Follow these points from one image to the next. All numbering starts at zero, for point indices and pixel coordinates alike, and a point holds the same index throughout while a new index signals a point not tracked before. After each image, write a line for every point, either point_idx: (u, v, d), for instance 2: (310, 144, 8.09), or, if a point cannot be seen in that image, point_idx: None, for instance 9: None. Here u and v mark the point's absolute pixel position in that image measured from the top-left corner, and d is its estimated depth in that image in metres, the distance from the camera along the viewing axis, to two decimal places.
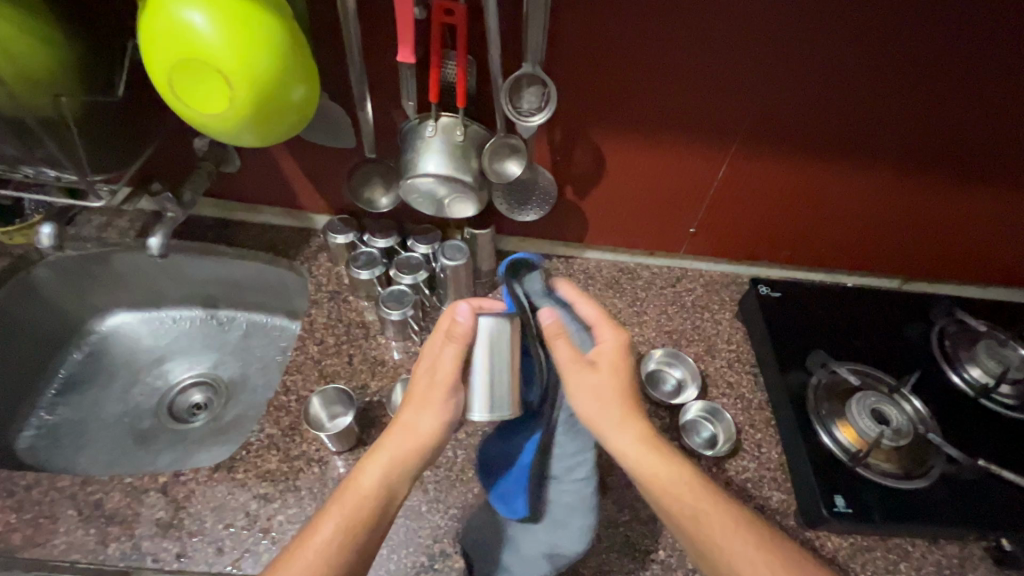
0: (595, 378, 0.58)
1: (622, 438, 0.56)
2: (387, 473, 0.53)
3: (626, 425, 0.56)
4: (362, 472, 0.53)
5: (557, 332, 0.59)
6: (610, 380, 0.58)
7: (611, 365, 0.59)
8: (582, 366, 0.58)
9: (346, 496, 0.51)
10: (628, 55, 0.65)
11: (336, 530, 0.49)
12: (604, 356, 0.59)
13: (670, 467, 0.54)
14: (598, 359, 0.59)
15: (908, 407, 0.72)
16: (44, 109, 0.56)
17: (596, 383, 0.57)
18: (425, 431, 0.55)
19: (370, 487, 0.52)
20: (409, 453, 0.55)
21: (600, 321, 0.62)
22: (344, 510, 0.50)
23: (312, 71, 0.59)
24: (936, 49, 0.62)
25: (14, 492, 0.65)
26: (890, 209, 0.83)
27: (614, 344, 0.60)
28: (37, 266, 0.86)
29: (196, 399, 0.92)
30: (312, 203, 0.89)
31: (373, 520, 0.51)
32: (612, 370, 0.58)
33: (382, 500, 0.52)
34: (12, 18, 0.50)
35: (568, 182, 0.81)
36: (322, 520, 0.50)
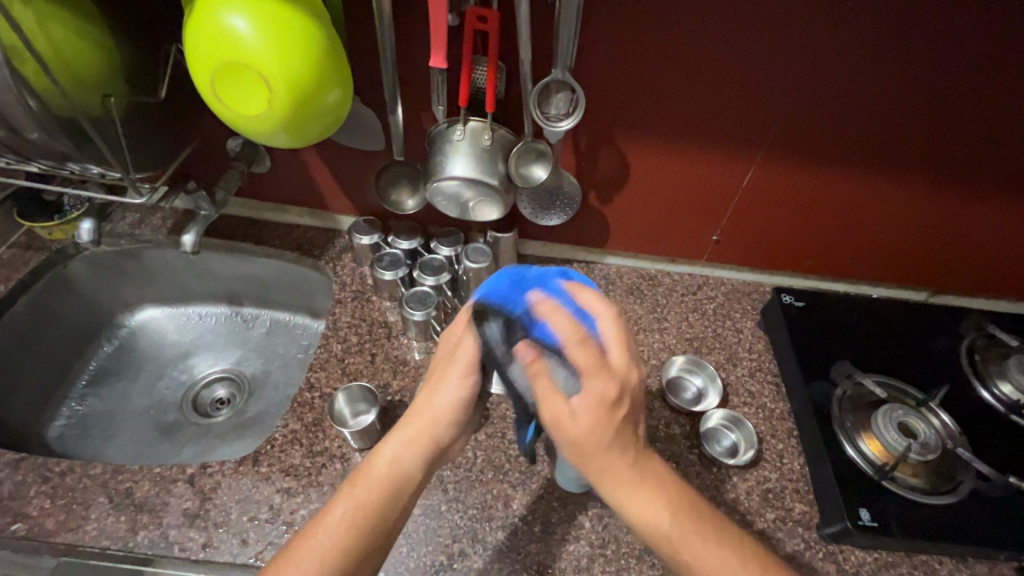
0: (570, 436, 0.47)
1: (609, 484, 0.49)
2: (400, 457, 0.53)
3: (611, 473, 0.48)
4: (377, 454, 0.54)
5: (535, 375, 0.48)
6: (595, 438, 0.47)
7: (597, 419, 0.46)
8: (561, 419, 0.47)
9: (361, 478, 0.52)
10: (656, 62, 0.66)
11: (347, 510, 0.50)
12: (589, 411, 0.46)
13: (654, 505, 0.48)
14: (581, 411, 0.46)
15: (935, 421, 0.71)
16: (92, 108, 0.58)
17: (575, 440, 0.47)
18: (440, 412, 0.56)
19: (383, 469, 0.53)
20: (424, 436, 0.55)
21: (591, 367, 0.46)
22: (357, 493, 0.51)
23: (346, 75, 0.61)
24: (968, 59, 0.62)
25: (49, 478, 0.67)
26: (917, 220, 0.82)
27: (601, 398, 0.46)
28: (73, 260, 0.89)
29: (219, 393, 0.94)
30: (338, 204, 0.91)
31: (383, 505, 0.51)
32: (600, 425, 0.46)
33: (395, 482, 0.52)
34: (65, 20, 0.53)
35: (591, 187, 0.81)
36: (335, 502, 0.51)
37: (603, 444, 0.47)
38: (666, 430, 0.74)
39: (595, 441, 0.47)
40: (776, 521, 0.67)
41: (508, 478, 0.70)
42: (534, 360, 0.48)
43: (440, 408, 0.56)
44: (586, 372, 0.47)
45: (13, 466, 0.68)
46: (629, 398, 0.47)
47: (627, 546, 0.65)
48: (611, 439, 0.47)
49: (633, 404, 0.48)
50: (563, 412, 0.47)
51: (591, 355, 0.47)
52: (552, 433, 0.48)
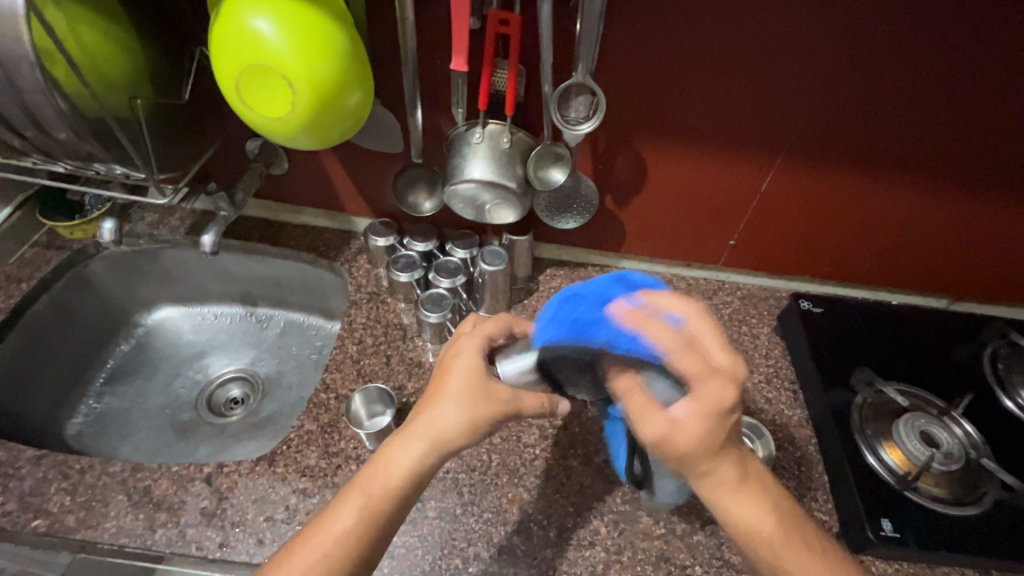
0: (680, 448, 0.46)
1: (708, 478, 0.47)
2: (416, 467, 0.50)
3: (716, 478, 0.47)
4: (391, 459, 0.50)
5: (635, 396, 0.49)
6: (705, 447, 0.46)
7: (709, 431, 0.45)
8: (668, 435, 0.46)
9: (373, 481, 0.50)
10: (679, 65, 0.65)
11: (359, 514, 0.49)
12: (701, 415, 0.45)
13: (757, 507, 0.48)
14: (691, 423, 0.45)
15: (958, 430, 0.70)
16: (120, 109, 0.59)
17: (687, 451, 0.46)
18: (461, 431, 0.51)
19: (398, 478, 0.50)
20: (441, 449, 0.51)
21: (697, 374, 0.46)
22: (367, 497, 0.49)
23: (368, 78, 0.61)
24: (996, 64, 0.61)
25: (69, 475, 0.68)
26: (941, 225, 0.80)
27: (711, 404, 0.45)
28: (93, 260, 0.90)
29: (234, 393, 0.95)
30: (354, 205, 0.91)
31: (394, 511, 0.50)
32: (711, 435, 0.45)
33: (407, 493, 0.50)
34: (93, 20, 0.54)
35: (608, 191, 0.81)
36: (345, 501, 0.49)
37: (710, 452, 0.46)
38: None
39: (705, 451, 0.46)
40: None
41: (524, 482, 0.69)
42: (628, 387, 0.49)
43: (460, 428, 0.51)
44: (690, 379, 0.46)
45: (34, 462, 0.69)
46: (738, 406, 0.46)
47: (644, 553, 0.64)
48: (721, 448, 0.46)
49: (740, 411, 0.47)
50: (672, 425, 0.46)
51: (697, 361, 0.47)
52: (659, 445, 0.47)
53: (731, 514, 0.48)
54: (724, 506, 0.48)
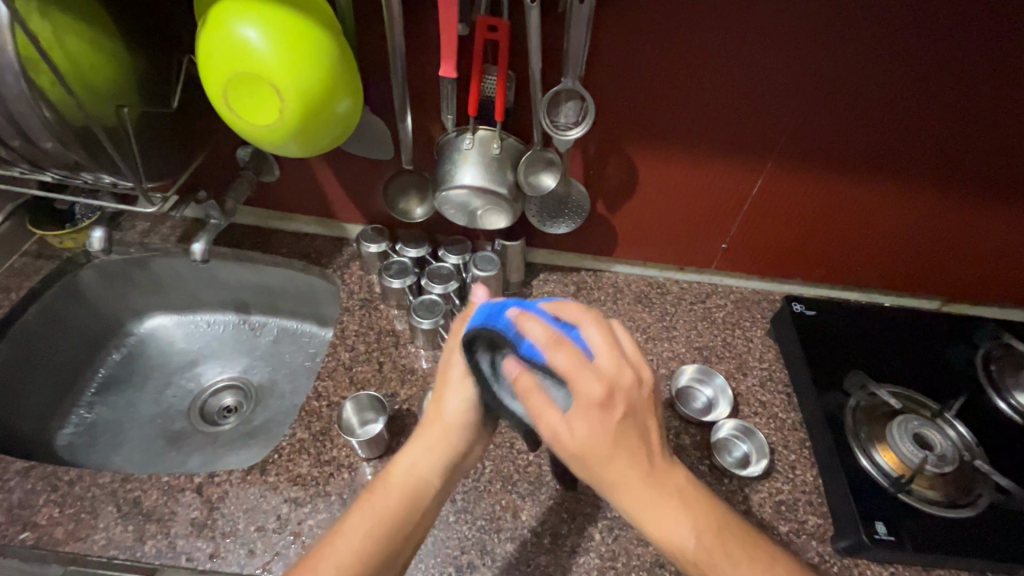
0: (576, 448, 0.45)
1: (624, 497, 0.47)
2: (417, 474, 0.54)
3: (626, 488, 0.46)
4: (394, 465, 0.55)
5: (529, 387, 0.46)
6: (595, 448, 0.45)
7: (593, 429, 0.45)
8: (556, 433, 0.46)
9: (379, 487, 0.54)
10: (667, 69, 0.66)
11: (368, 521, 0.52)
12: (582, 417, 0.45)
13: (678, 522, 0.47)
14: (576, 424, 0.45)
15: (951, 432, 0.70)
16: (107, 118, 0.59)
17: (577, 453, 0.46)
18: (450, 417, 0.56)
19: (403, 479, 0.54)
20: (439, 443, 0.56)
21: (577, 370, 0.45)
22: (377, 500, 0.53)
23: (356, 86, 0.62)
24: (982, 66, 0.62)
25: (58, 487, 0.67)
26: (929, 229, 0.81)
27: (592, 402, 0.45)
28: (83, 269, 0.89)
29: (227, 401, 0.94)
30: (345, 212, 0.91)
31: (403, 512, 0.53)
32: (597, 435, 0.45)
33: (415, 492, 0.54)
34: (79, 28, 0.54)
35: (599, 196, 0.81)
36: (355, 511, 0.53)
37: (604, 455, 0.45)
38: (677, 441, 0.73)
39: (597, 455, 0.45)
40: (789, 533, 0.66)
41: (517, 488, 0.69)
42: (521, 375, 0.47)
43: (450, 416, 0.56)
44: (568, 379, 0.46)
45: (23, 474, 0.68)
46: (620, 397, 0.46)
47: (639, 559, 0.64)
48: (614, 450, 0.46)
49: (630, 404, 0.46)
50: (558, 426, 0.46)
51: (572, 359, 0.45)
52: (554, 447, 0.47)
53: (653, 531, 0.48)
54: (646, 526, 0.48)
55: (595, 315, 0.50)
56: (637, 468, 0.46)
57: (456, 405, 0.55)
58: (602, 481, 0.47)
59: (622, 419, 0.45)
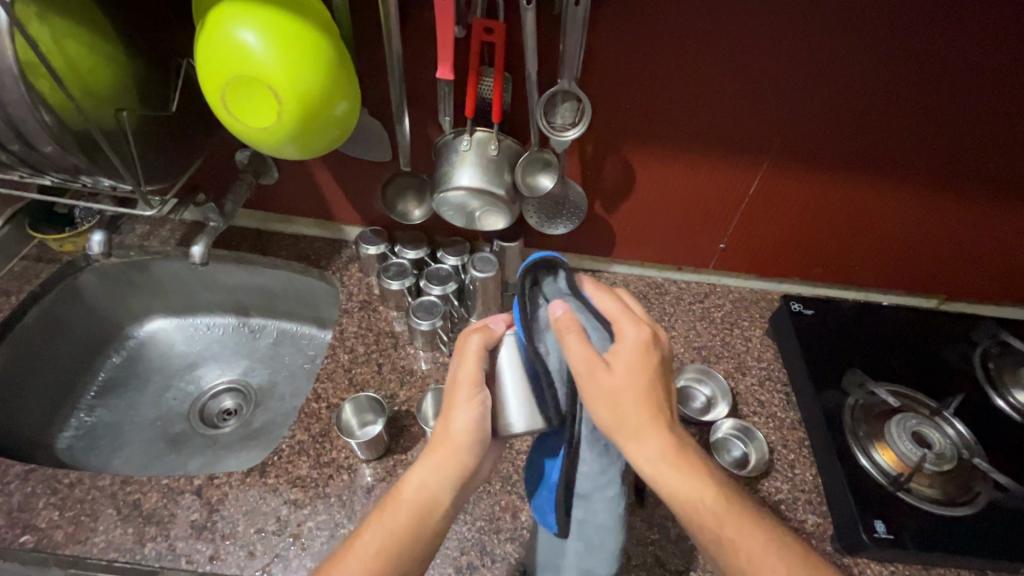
0: (610, 384, 0.47)
1: (645, 450, 0.47)
2: (430, 492, 0.51)
3: (646, 435, 0.47)
4: (406, 482, 0.52)
5: (569, 326, 0.48)
6: (629, 385, 0.47)
7: (631, 364, 0.48)
8: (592, 367, 0.47)
9: (389, 504, 0.51)
10: (664, 69, 0.66)
11: (379, 542, 0.49)
12: (622, 357, 0.48)
13: (693, 480, 0.47)
14: (615, 360, 0.48)
15: (950, 430, 0.70)
16: (106, 122, 0.59)
17: (609, 389, 0.47)
18: (459, 434, 0.52)
19: (415, 497, 0.51)
20: (449, 462, 0.52)
21: (621, 315, 0.51)
22: (387, 519, 0.50)
23: (353, 88, 0.62)
24: (977, 64, 0.62)
25: (58, 490, 0.67)
26: (926, 227, 0.81)
27: (638, 340, 0.49)
28: (83, 273, 0.89)
29: (227, 404, 0.94)
30: (344, 214, 0.91)
31: (416, 531, 0.50)
32: (634, 374, 0.48)
33: (426, 510, 0.51)
34: (75, 30, 0.54)
35: (597, 197, 0.81)
36: (366, 530, 0.50)
37: (636, 394, 0.47)
38: None
39: (629, 393, 0.47)
40: (789, 532, 0.66)
41: (516, 489, 0.69)
42: (564, 314, 0.49)
43: (459, 433, 0.52)
44: (613, 323, 0.51)
45: (23, 477, 0.68)
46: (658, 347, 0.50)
47: (638, 559, 0.64)
48: (646, 391, 0.48)
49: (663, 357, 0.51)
50: (597, 360, 0.47)
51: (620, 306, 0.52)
52: (584, 386, 0.47)
53: (668, 488, 0.47)
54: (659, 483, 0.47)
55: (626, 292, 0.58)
56: (659, 418, 0.48)
57: (465, 422, 0.52)
58: (623, 426, 0.47)
59: (659, 364, 0.49)
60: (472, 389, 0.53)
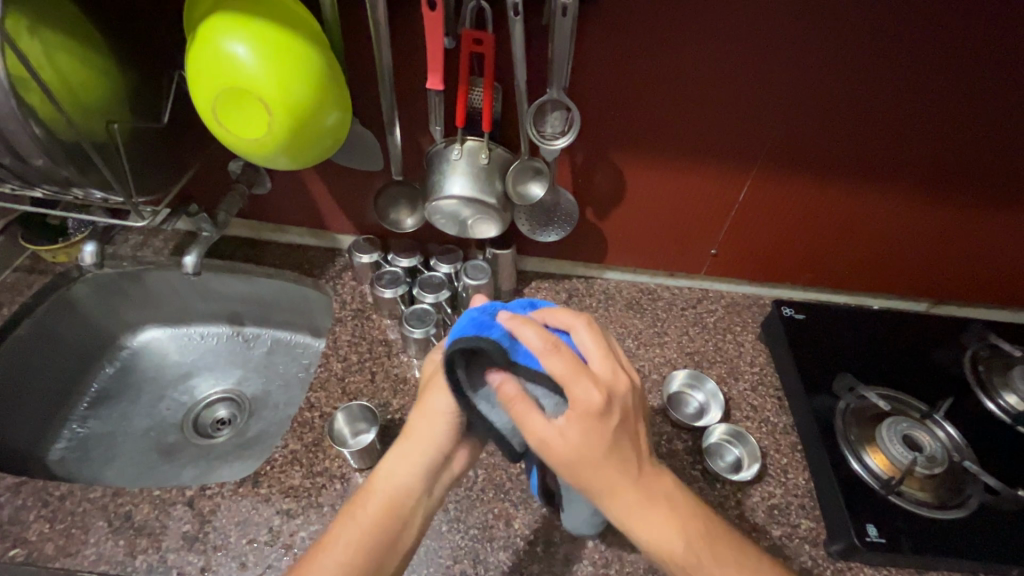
0: (568, 455, 0.47)
1: (615, 505, 0.49)
2: (400, 480, 0.55)
3: (613, 494, 0.48)
4: (379, 474, 0.56)
5: (514, 395, 0.48)
6: (585, 452, 0.47)
7: (585, 433, 0.46)
8: (544, 440, 0.47)
9: (362, 496, 0.55)
10: (652, 78, 0.67)
11: (352, 534, 0.52)
12: (577, 424, 0.46)
13: (665, 527, 0.49)
14: (568, 428, 0.47)
15: (940, 433, 0.71)
16: (97, 134, 0.59)
17: (566, 459, 0.47)
18: (435, 417, 0.57)
19: (386, 486, 0.55)
20: (423, 444, 0.56)
21: (572, 378, 0.46)
22: (360, 512, 0.54)
23: (344, 98, 0.62)
24: (958, 72, 0.63)
25: (49, 502, 0.67)
26: (914, 232, 0.82)
27: (588, 409, 0.46)
28: (76, 283, 0.89)
29: (220, 414, 0.94)
30: (337, 223, 0.91)
31: (388, 519, 0.53)
32: (591, 442, 0.47)
33: (397, 498, 0.55)
34: (68, 45, 0.54)
35: (589, 204, 0.82)
36: (340, 523, 0.53)
37: (594, 458, 0.47)
38: (669, 446, 0.73)
39: (588, 459, 0.47)
40: (782, 538, 0.66)
41: (510, 496, 0.69)
42: (505, 384, 0.48)
43: (435, 417, 0.57)
44: (564, 385, 0.47)
45: (14, 490, 0.68)
46: (617, 405, 0.48)
47: (631, 565, 0.64)
48: (605, 455, 0.47)
49: (624, 411, 0.48)
50: (548, 432, 0.47)
51: (569, 363, 0.47)
52: (541, 453, 0.48)
53: (644, 538, 0.49)
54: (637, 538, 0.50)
55: (587, 322, 0.52)
56: (623, 474, 0.48)
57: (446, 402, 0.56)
58: (586, 484, 0.48)
59: (617, 425, 0.47)
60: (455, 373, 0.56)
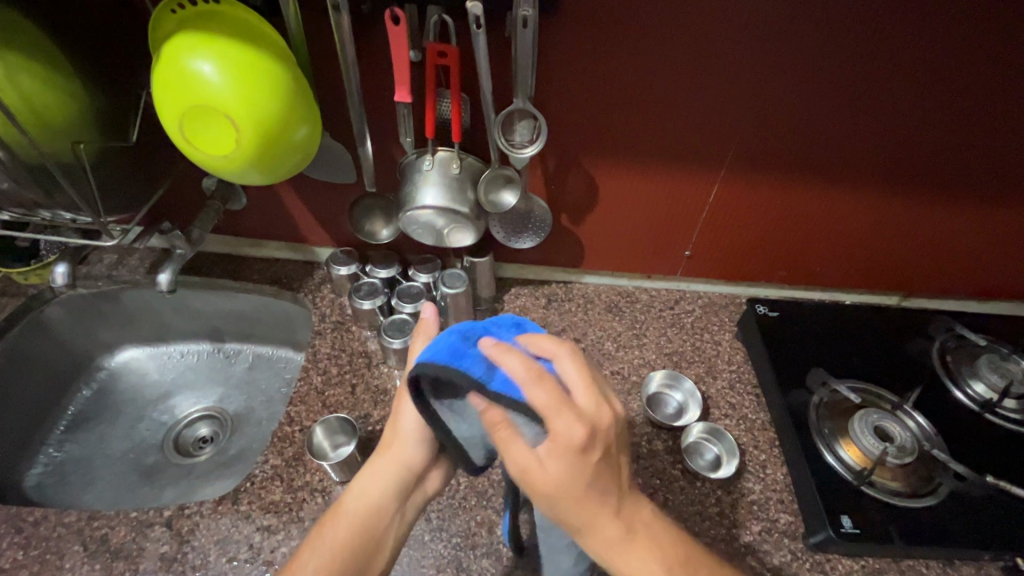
0: (548, 486, 0.45)
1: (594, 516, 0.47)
2: (374, 499, 0.56)
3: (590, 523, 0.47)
4: (353, 494, 0.56)
5: (497, 421, 0.46)
6: (566, 484, 0.45)
7: (565, 470, 0.45)
8: (526, 472, 0.45)
9: (332, 519, 0.55)
10: (616, 86, 0.68)
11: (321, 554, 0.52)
12: (556, 457, 0.44)
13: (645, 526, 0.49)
14: (548, 460, 0.45)
15: (911, 423, 0.72)
16: (63, 154, 0.60)
17: (546, 491, 0.45)
18: (406, 434, 0.58)
19: (356, 508, 0.55)
20: (393, 463, 0.57)
21: (552, 412, 0.44)
22: (328, 536, 0.54)
23: (313, 113, 0.63)
24: (910, 72, 0.65)
25: (22, 528, 0.66)
26: (881, 227, 0.84)
27: (568, 445, 0.44)
28: (49, 305, 0.88)
29: (202, 432, 0.93)
30: (315, 236, 0.92)
31: (359, 538, 0.54)
32: (569, 475, 0.45)
33: (370, 518, 0.55)
34: (35, 67, 0.55)
35: (562, 210, 0.83)
36: (310, 544, 0.54)
37: (573, 491, 0.46)
38: (649, 446, 0.74)
39: (566, 492, 0.45)
40: (761, 532, 0.67)
41: (492, 503, 0.69)
42: (489, 410, 0.46)
43: (406, 431, 0.58)
44: (545, 417, 0.45)
45: None
46: (599, 440, 0.45)
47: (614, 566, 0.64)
48: (584, 484, 0.46)
49: (606, 445, 0.46)
50: (528, 465, 0.45)
51: (552, 396, 0.44)
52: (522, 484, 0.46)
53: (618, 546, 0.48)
54: (616, 560, 0.48)
55: (572, 351, 0.49)
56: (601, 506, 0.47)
57: (414, 417, 0.58)
58: (564, 517, 0.47)
59: (598, 460, 0.45)
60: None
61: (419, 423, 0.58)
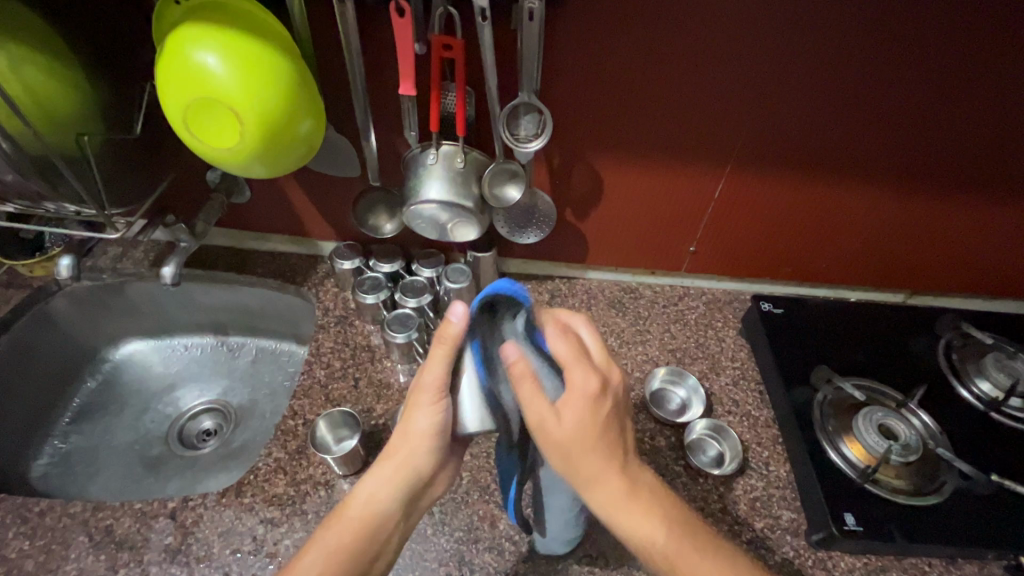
0: (564, 436, 0.47)
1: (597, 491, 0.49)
2: (378, 504, 0.55)
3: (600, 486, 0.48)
4: (357, 498, 0.55)
5: (525, 372, 0.48)
6: (579, 436, 0.47)
7: (583, 417, 0.47)
8: (543, 419, 0.47)
9: (336, 519, 0.54)
10: (622, 79, 0.67)
11: (324, 555, 0.52)
12: (573, 407, 0.47)
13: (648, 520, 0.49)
14: (565, 410, 0.47)
15: (915, 421, 0.72)
16: (68, 146, 0.60)
17: (560, 440, 0.47)
18: (417, 440, 0.55)
19: (359, 513, 0.54)
20: (402, 470, 0.55)
21: (573, 362, 0.50)
22: (330, 538, 0.53)
23: (318, 106, 0.63)
24: (922, 65, 0.64)
25: (28, 518, 0.66)
26: (889, 223, 0.84)
27: (587, 392, 0.48)
28: (55, 297, 0.88)
29: (206, 424, 0.94)
30: (318, 229, 0.91)
31: (361, 541, 0.53)
32: (585, 424, 0.47)
33: (375, 522, 0.54)
34: (38, 59, 0.55)
35: (567, 205, 0.83)
36: (314, 543, 0.54)
37: (586, 444, 0.47)
38: (651, 442, 0.74)
39: (580, 444, 0.47)
40: (764, 529, 0.67)
41: (495, 497, 0.69)
42: (518, 360, 0.48)
43: (418, 435, 0.54)
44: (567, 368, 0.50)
45: None
46: (611, 394, 0.50)
47: (614, 561, 0.65)
48: (597, 440, 0.48)
49: (616, 403, 0.50)
50: (548, 412, 0.47)
51: (574, 350, 0.50)
52: (537, 434, 0.48)
53: (625, 525, 0.49)
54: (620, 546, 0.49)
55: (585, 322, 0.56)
56: (612, 465, 0.49)
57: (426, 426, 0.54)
58: (575, 474, 0.48)
59: (611, 413, 0.49)
60: (434, 396, 0.53)
61: (431, 432, 0.55)
